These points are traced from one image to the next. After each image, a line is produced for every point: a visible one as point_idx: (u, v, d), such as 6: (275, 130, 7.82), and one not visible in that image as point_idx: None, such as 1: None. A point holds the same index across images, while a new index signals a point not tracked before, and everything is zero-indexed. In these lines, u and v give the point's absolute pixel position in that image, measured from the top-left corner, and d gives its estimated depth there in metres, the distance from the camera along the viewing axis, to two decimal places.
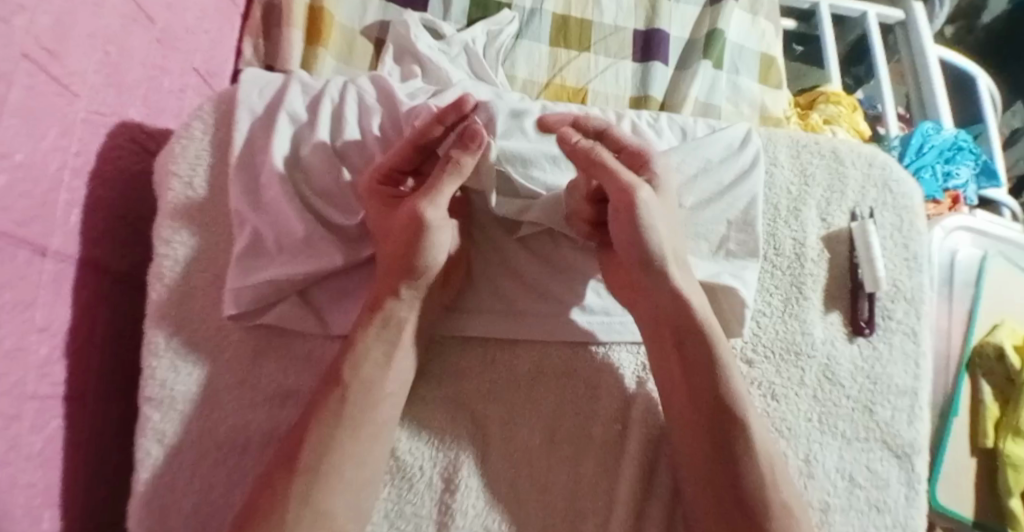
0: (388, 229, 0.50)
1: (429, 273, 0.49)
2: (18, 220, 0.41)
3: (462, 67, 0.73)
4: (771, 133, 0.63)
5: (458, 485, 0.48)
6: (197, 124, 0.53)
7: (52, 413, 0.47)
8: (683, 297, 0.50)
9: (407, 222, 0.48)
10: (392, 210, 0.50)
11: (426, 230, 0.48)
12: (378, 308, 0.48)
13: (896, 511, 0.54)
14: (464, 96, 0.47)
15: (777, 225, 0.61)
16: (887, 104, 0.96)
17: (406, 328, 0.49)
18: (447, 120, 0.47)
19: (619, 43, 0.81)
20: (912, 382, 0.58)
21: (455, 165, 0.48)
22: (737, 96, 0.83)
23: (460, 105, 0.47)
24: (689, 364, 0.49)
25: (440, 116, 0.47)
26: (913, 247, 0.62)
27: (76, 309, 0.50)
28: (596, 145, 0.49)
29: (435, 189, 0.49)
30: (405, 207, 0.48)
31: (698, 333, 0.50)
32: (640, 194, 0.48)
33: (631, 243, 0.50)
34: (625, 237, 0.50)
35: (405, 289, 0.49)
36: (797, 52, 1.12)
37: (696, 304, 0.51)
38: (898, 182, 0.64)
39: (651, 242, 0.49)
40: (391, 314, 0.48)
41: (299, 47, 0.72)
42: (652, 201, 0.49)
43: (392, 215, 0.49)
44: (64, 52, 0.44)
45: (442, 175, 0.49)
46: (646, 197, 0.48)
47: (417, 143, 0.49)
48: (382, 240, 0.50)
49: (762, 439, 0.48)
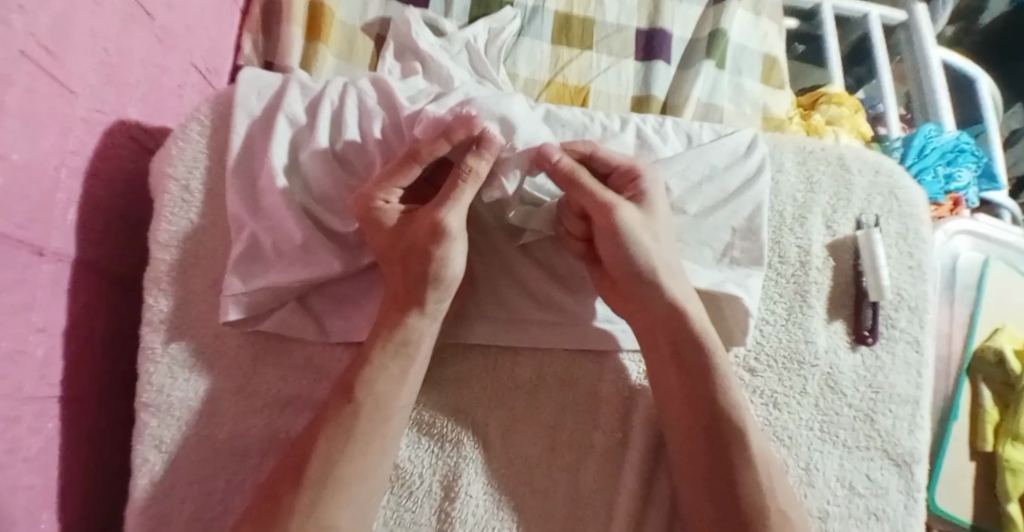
0: (407, 244, 0.48)
1: (453, 282, 0.49)
2: (17, 221, 0.40)
3: (463, 65, 0.72)
4: (777, 139, 0.63)
5: (458, 493, 0.48)
6: (195, 124, 0.52)
7: (51, 416, 0.46)
8: (680, 312, 0.50)
9: (430, 231, 0.47)
10: (409, 224, 0.48)
11: (452, 237, 0.47)
12: (396, 325, 0.47)
13: (895, 520, 0.54)
14: (470, 114, 0.47)
15: (782, 232, 0.60)
16: (889, 105, 0.96)
17: (425, 342, 0.48)
18: (455, 136, 0.47)
19: (621, 42, 0.80)
20: (914, 390, 0.58)
21: (472, 172, 0.47)
22: (740, 96, 0.82)
23: (471, 123, 0.47)
24: (690, 376, 0.49)
25: (448, 133, 0.47)
26: (918, 256, 0.61)
27: (74, 311, 0.49)
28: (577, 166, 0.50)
29: (455, 199, 0.48)
30: (425, 218, 0.48)
31: (699, 343, 0.49)
32: (620, 215, 0.49)
33: (615, 257, 0.50)
34: (613, 253, 0.50)
35: (431, 298, 0.48)
36: (798, 51, 1.09)
37: (695, 314, 0.51)
38: (903, 189, 0.64)
39: (636, 256, 0.50)
40: (410, 332, 0.47)
41: (298, 44, 0.71)
42: (634, 220, 0.50)
43: (411, 228, 0.48)
44: (63, 51, 0.43)
45: (458, 184, 0.48)
46: (626, 216, 0.49)
47: (424, 157, 0.47)
48: (398, 257, 0.48)
49: (765, 452, 0.48)
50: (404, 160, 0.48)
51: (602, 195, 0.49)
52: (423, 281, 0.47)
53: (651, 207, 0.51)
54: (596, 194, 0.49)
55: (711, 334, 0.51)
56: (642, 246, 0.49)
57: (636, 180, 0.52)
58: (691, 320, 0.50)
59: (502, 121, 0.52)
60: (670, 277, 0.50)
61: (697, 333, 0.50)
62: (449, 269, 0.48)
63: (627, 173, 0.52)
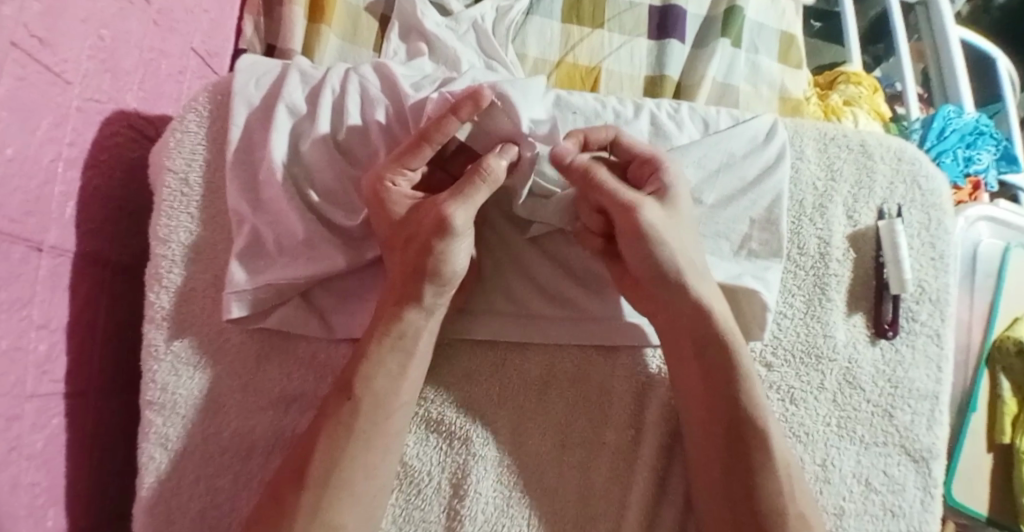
0: (409, 231, 0.46)
1: (455, 279, 0.47)
2: (12, 216, 0.38)
3: (471, 45, 0.69)
4: (798, 125, 0.60)
5: (468, 490, 0.47)
6: (192, 115, 0.50)
7: (54, 412, 0.46)
8: (705, 308, 0.48)
9: (436, 226, 0.45)
10: (413, 215, 0.46)
11: (455, 232, 0.45)
12: (394, 318, 0.46)
13: (911, 516, 0.53)
14: (479, 90, 0.45)
15: (802, 222, 0.58)
16: (909, 82, 0.91)
17: (423, 338, 0.47)
18: (463, 112, 0.45)
19: (634, 20, 0.77)
20: (934, 386, 0.57)
21: (490, 172, 0.45)
22: (757, 76, 0.79)
23: (478, 97, 0.44)
24: (704, 376, 0.48)
25: (455, 109, 0.45)
26: (941, 247, 0.59)
27: (75, 306, 0.48)
28: (592, 163, 0.48)
29: (466, 194, 0.45)
30: (432, 211, 0.45)
31: (717, 341, 0.48)
32: (644, 216, 0.47)
33: (643, 258, 0.48)
34: (637, 253, 0.48)
35: (430, 292, 0.46)
36: (815, 28, 1.06)
37: (721, 315, 0.49)
38: (927, 177, 0.61)
39: (662, 257, 0.47)
40: (409, 325, 0.46)
41: (301, 25, 0.68)
42: (659, 220, 0.47)
43: (416, 219, 0.46)
44: (54, 38, 0.41)
45: (474, 180, 0.46)
46: (650, 217, 0.47)
47: (433, 139, 0.45)
48: (400, 244, 0.47)
49: (785, 454, 0.46)
50: (414, 140, 0.46)
51: (625, 196, 0.47)
52: (421, 274, 0.45)
53: (674, 203, 0.48)
54: (617, 195, 0.47)
55: (737, 334, 0.49)
56: (666, 246, 0.47)
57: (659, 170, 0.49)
58: (716, 323, 0.48)
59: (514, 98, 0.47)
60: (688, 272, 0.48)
61: (722, 334, 0.48)
62: (450, 265, 0.46)
63: (649, 161, 0.49)
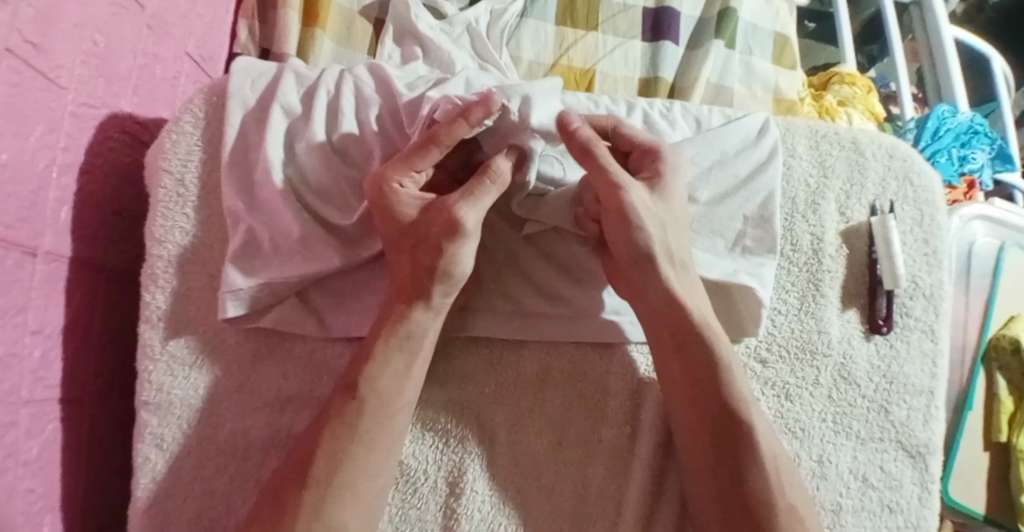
0: (418, 233, 0.47)
1: (464, 277, 0.47)
2: (7, 222, 0.39)
3: (465, 48, 0.70)
4: (789, 122, 0.61)
5: (464, 489, 0.47)
6: (188, 117, 0.51)
7: (49, 418, 0.46)
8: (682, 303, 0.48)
9: (446, 227, 0.45)
10: (423, 215, 0.47)
11: (464, 234, 0.46)
12: (398, 319, 0.46)
13: (909, 512, 0.53)
14: (489, 94, 0.45)
15: (795, 218, 0.58)
16: (903, 83, 0.90)
17: (431, 335, 0.47)
18: (473, 116, 0.44)
19: (628, 23, 0.78)
20: (929, 381, 0.57)
21: (499, 174, 0.46)
22: (750, 77, 0.80)
23: (489, 102, 0.44)
24: (688, 378, 0.48)
25: (466, 114, 0.44)
26: (934, 242, 0.60)
27: (71, 310, 0.48)
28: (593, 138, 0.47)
29: (475, 195, 0.46)
30: (442, 213, 0.46)
31: (699, 335, 0.48)
32: (629, 196, 0.47)
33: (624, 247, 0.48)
34: (624, 248, 0.48)
35: (438, 288, 0.46)
36: (809, 29, 1.07)
37: (698, 309, 0.49)
38: (920, 174, 0.61)
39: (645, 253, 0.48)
40: (415, 325, 0.46)
41: (296, 30, 0.69)
42: (643, 200, 0.47)
43: (426, 220, 0.47)
44: (49, 44, 0.41)
45: (482, 181, 0.46)
46: (634, 198, 0.47)
47: (442, 142, 0.45)
48: (403, 244, 0.47)
49: (774, 448, 0.47)
50: (423, 141, 0.46)
51: (616, 174, 0.47)
52: (426, 275, 0.46)
53: (665, 191, 0.48)
54: (609, 173, 0.47)
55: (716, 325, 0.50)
56: (651, 224, 0.47)
57: (656, 160, 0.50)
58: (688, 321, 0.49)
59: (523, 101, 0.47)
60: (673, 269, 0.49)
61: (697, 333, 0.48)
62: (460, 265, 0.47)
63: (648, 152, 0.50)
